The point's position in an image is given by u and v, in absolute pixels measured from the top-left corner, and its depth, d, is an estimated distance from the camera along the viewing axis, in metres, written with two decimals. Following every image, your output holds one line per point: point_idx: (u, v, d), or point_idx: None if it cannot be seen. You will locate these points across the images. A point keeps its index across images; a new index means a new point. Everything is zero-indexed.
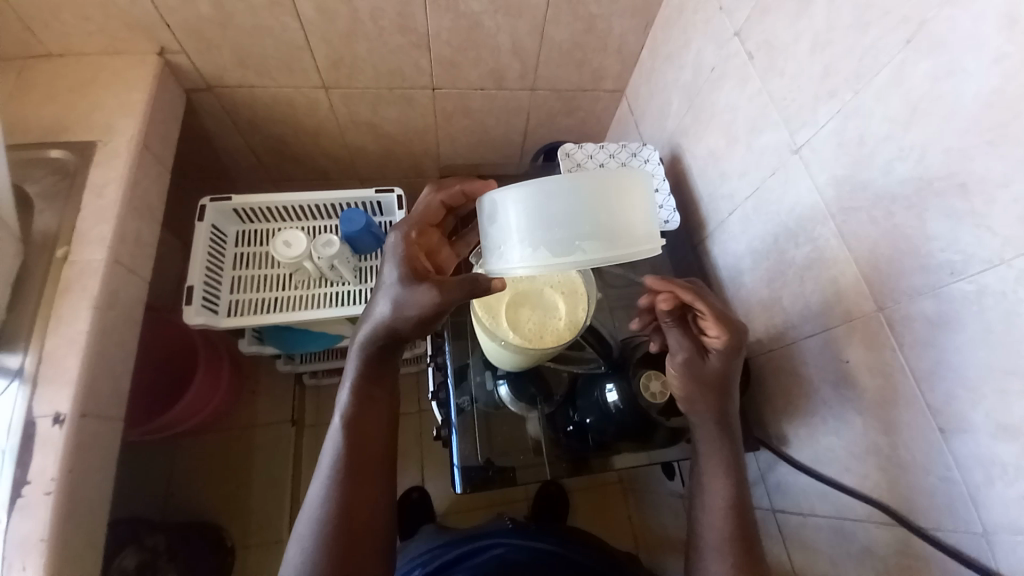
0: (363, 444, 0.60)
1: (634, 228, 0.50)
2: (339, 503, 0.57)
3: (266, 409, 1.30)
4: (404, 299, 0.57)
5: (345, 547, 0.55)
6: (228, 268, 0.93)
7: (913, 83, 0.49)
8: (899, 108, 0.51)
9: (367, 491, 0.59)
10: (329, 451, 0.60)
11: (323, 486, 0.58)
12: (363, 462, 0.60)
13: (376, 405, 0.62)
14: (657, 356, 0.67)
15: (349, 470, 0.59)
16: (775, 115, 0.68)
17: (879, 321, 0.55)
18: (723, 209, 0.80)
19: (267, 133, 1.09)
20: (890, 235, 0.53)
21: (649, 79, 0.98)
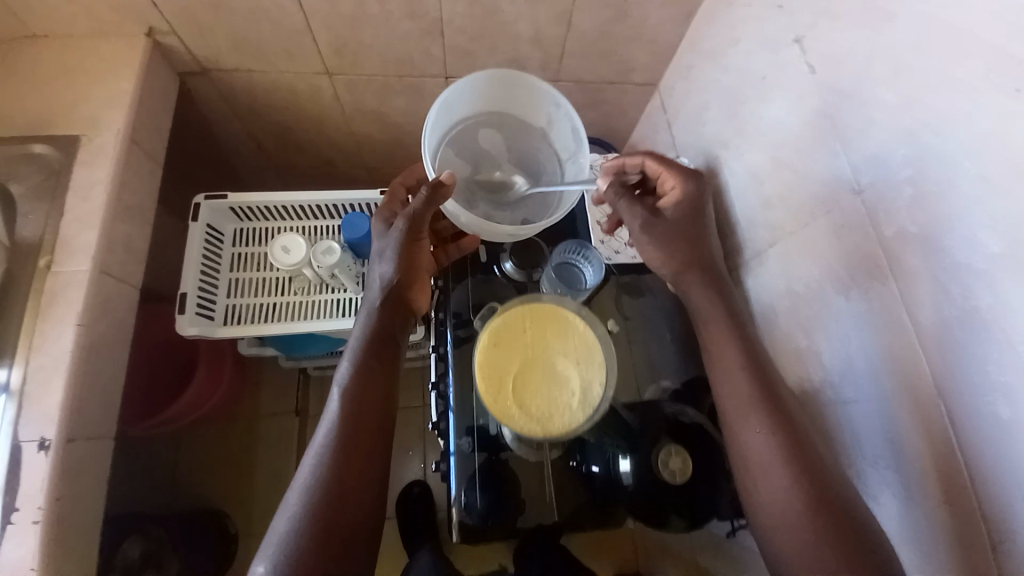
0: (360, 423, 0.58)
1: (515, 100, 0.73)
2: (329, 487, 0.55)
3: (271, 400, 1.30)
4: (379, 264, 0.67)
5: (331, 534, 0.53)
6: (225, 270, 0.88)
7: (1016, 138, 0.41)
8: (993, 165, 0.42)
9: (357, 472, 0.56)
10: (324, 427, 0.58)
11: (316, 465, 0.56)
12: (359, 444, 0.57)
13: (375, 385, 0.61)
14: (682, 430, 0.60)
15: (342, 452, 0.56)
16: (835, 144, 0.58)
17: (936, 410, 0.49)
18: (763, 240, 0.72)
19: (268, 119, 1.02)
20: (967, 314, 0.46)
21: (686, 76, 0.87)
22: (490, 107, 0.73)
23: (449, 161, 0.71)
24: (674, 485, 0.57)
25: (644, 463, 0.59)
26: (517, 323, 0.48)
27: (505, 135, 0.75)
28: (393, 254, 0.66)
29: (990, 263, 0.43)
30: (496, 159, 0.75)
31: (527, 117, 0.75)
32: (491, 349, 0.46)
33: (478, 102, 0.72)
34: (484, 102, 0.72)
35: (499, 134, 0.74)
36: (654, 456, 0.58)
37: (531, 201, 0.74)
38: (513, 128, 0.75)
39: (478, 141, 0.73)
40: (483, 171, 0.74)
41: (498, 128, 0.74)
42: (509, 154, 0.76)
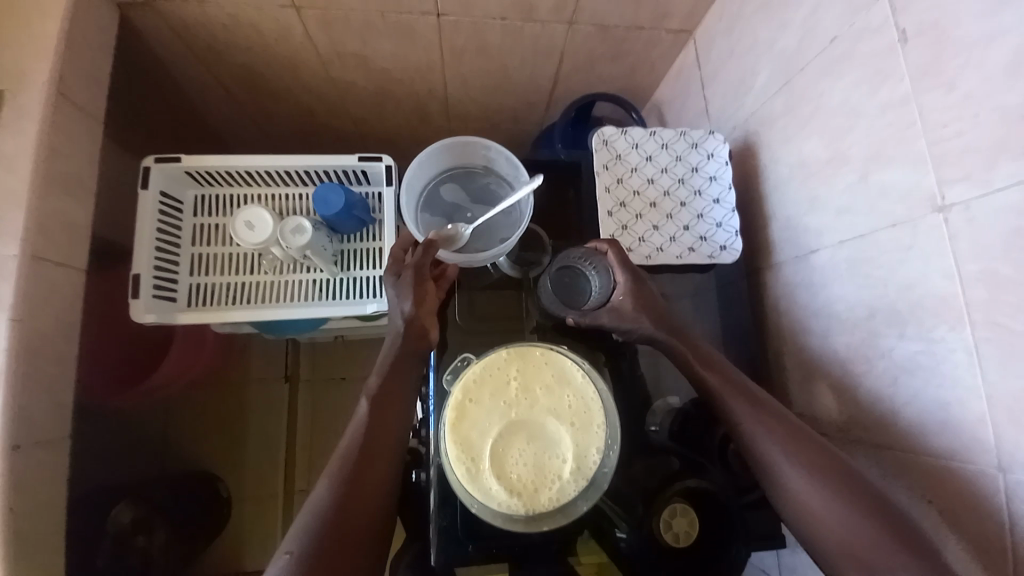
0: (368, 444, 0.52)
1: (455, 156, 0.68)
2: (335, 515, 0.47)
3: (260, 364, 1.26)
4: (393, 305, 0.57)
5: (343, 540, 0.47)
6: (186, 245, 0.78)
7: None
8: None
9: (365, 500, 0.49)
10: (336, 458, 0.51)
11: (322, 491, 0.49)
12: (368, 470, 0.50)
13: (393, 400, 0.54)
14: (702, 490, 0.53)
15: (348, 471, 0.50)
16: (921, 144, 0.45)
17: (994, 484, 0.42)
18: (802, 245, 0.61)
19: (230, 61, 0.86)
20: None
21: (730, 26, 0.71)
22: (437, 171, 0.69)
23: (426, 228, 0.65)
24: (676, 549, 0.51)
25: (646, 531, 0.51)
26: (500, 371, 0.39)
27: (460, 185, 0.69)
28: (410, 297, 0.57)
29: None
30: (462, 207, 0.68)
31: (467, 163, 0.69)
32: (465, 405, 0.38)
33: (426, 172, 0.68)
34: (431, 172, 0.68)
35: (457, 185, 0.69)
36: (655, 520, 0.51)
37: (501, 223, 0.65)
38: (466, 179, 0.70)
39: (439, 200, 0.68)
40: (456, 220, 0.67)
41: (453, 180, 0.69)
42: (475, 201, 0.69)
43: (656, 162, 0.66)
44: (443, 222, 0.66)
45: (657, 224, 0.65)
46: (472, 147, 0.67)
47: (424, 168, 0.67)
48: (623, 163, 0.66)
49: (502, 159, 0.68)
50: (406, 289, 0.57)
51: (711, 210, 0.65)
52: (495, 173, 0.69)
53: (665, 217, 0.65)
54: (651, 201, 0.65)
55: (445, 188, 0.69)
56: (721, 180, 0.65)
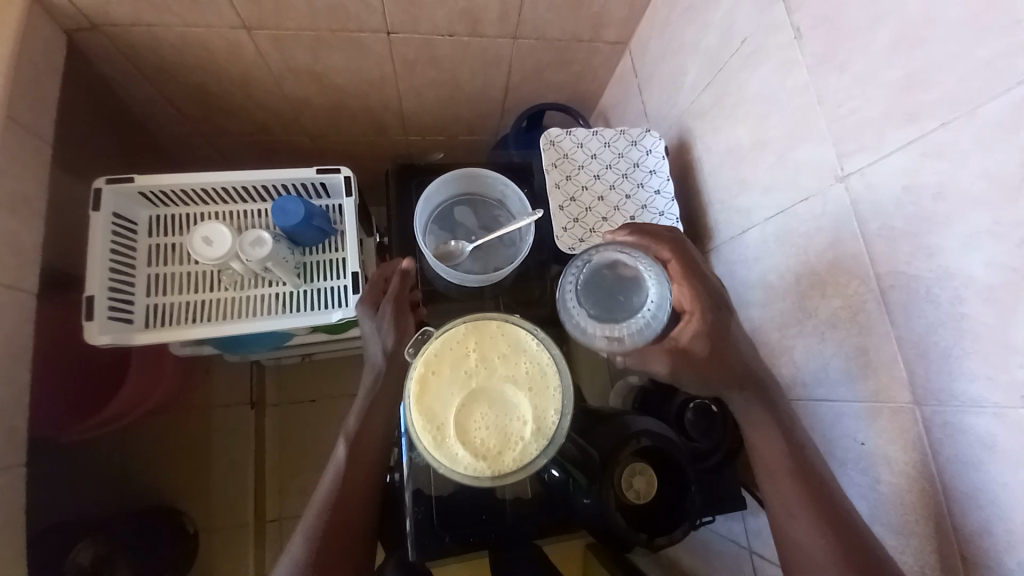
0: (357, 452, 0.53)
1: (479, 181, 0.67)
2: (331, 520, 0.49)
3: (223, 389, 1.23)
4: (375, 340, 0.59)
5: (333, 542, 0.48)
6: (141, 265, 0.77)
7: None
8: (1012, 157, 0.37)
9: (354, 500, 0.51)
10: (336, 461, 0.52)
11: (320, 496, 0.51)
12: (360, 477, 0.52)
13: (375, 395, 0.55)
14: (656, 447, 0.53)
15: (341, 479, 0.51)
16: (822, 122, 0.52)
17: (913, 417, 0.46)
18: (736, 225, 0.66)
19: (185, 80, 0.87)
20: (976, 320, 0.40)
21: (660, 34, 0.78)
22: (456, 190, 0.67)
23: (429, 245, 0.65)
24: (637, 506, 0.51)
25: (602, 498, 0.50)
26: (458, 344, 0.41)
27: (474, 211, 0.68)
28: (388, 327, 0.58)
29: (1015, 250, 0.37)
30: (468, 231, 0.67)
31: (486, 192, 0.68)
32: (427, 378, 0.40)
33: (448, 189, 0.67)
34: (452, 189, 0.67)
35: (470, 210, 0.68)
36: (618, 478, 0.50)
37: (497, 251, 0.67)
38: (480, 205, 0.68)
39: (452, 222, 0.67)
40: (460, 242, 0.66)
41: (468, 205, 0.68)
42: (481, 227, 0.68)
43: (601, 159, 0.71)
44: (445, 241, 0.66)
45: (605, 216, 0.69)
46: (500, 179, 0.66)
47: (446, 185, 0.66)
48: (570, 162, 0.70)
49: (519, 199, 0.68)
50: (388, 321, 0.59)
51: (653, 200, 0.69)
52: (508, 209, 0.68)
53: (612, 209, 0.69)
54: (599, 195, 0.70)
55: (458, 211, 0.68)
56: (660, 172, 0.70)
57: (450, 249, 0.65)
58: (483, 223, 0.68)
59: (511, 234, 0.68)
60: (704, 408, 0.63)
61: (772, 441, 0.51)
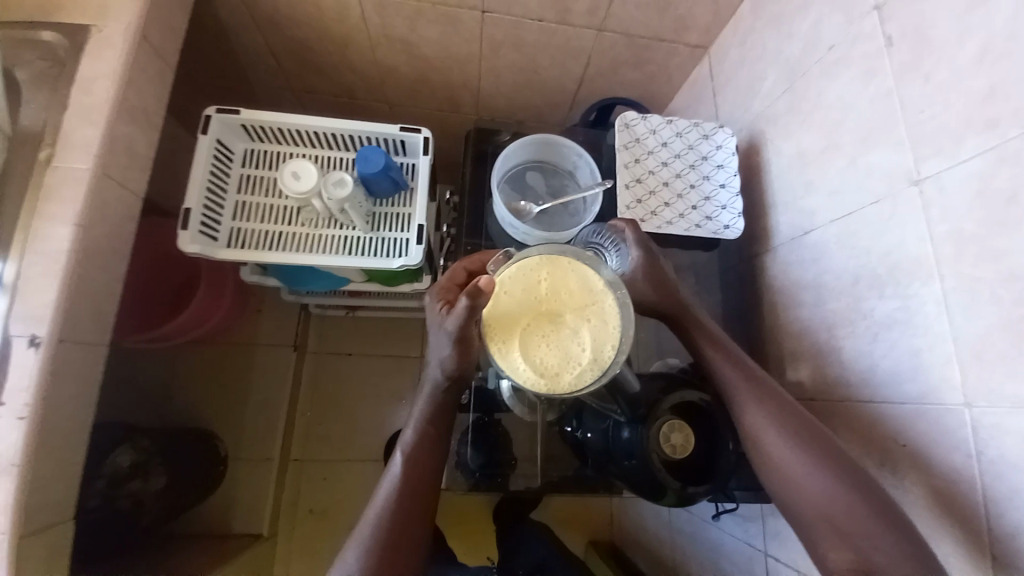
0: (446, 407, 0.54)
1: (554, 149, 0.72)
2: (415, 450, 0.52)
3: (270, 327, 1.28)
4: (436, 352, 0.50)
5: (412, 481, 0.51)
6: (232, 191, 0.84)
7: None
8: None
9: (430, 443, 0.53)
10: (425, 392, 0.54)
11: (410, 431, 0.53)
12: (441, 421, 0.54)
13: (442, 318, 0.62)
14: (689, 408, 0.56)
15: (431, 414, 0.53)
16: (900, 129, 0.54)
17: (961, 418, 0.46)
18: (799, 225, 0.68)
19: (289, 35, 0.92)
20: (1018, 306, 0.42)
21: (743, 40, 0.81)
22: (532, 156, 0.72)
23: (502, 198, 0.69)
24: (672, 463, 0.53)
25: (640, 439, 0.54)
26: (531, 273, 0.45)
27: (543, 176, 0.73)
28: (445, 354, 0.49)
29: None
30: (537, 194, 0.71)
31: (558, 163, 0.73)
32: (499, 296, 0.44)
33: (523, 154, 0.72)
34: (528, 154, 0.72)
35: (541, 176, 0.73)
36: (656, 430, 0.53)
37: (562, 217, 0.71)
38: (551, 174, 0.73)
39: (522, 184, 0.72)
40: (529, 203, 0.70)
41: (540, 172, 0.73)
42: (550, 195, 0.72)
43: (670, 148, 0.74)
44: (515, 199, 0.70)
45: (667, 200, 0.72)
46: (575, 150, 0.71)
47: (523, 148, 0.71)
48: (641, 145, 0.73)
49: (589, 170, 0.72)
50: (450, 345, 0.48)
51: (717, 193, 0.72)
52: (576, 179, 0.73)
53: (675, 196, 0.72)
54: (663, 180, 0.72)
55: (530, 174, 0.72)
56: (728, 167, 0.73)
57: (519, 207, 0.68)
58: (552, 189, 0.73)
59: (576, 204, 0.71)
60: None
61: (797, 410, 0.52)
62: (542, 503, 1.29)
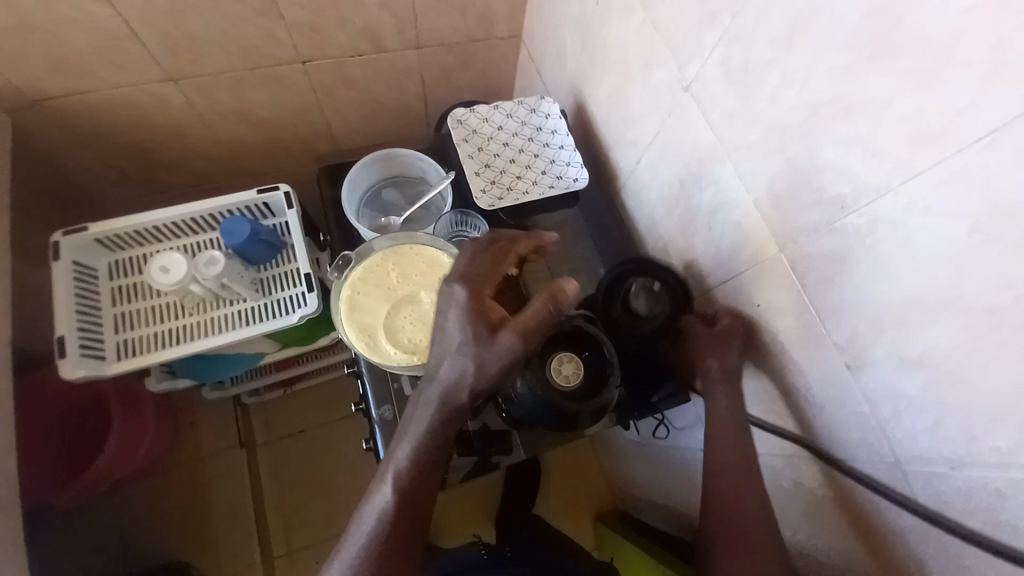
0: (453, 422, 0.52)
1: (397, 161, 0.77)
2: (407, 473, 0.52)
3: (211, 437, 1.22)
4: (453, 365, 0.50)
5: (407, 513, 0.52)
6: (107, 306, 0.82)
7: (852, 140, 0.44)
8: (798, 104, 0.47)
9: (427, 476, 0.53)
10: (431, 394, 0.52)
11: (403, 451, 0.52)
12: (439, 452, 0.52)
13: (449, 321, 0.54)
14: (567, 337, 0.63)
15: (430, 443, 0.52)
16: (664, 49, 0.62)
17: (783, 263, 0.55)
18: (631, 157, 0.75)
19: (123, 141, 0.91)
20: (809, 294, 0.53)
21: (541, 18, 0.89)
22: (381, 175, 0.77)
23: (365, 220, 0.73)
24: (567, 392, 0.61)
25: (536, 379, 0.61)
26: (380, 268, 0.56)
27: (400, 189, 0.78)
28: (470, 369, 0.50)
29: (837, 229, 0.47)
30: (397, 206, 0.76)
31: (408, 172, 0.78)
32: (355, 299, 0.55)
33: (370, 176, 0.77)
34: (377, 174, 0.77)
35: (397, 190, 0.78)
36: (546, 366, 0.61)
37: (426, 218, 0.76)
38: (405, 185, 0.78)
39: (381, 202, 0.77)
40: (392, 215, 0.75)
41: (395, 187, 0.78)
42: (409, 203, 0.77)
43: (506, 129, 0.80)
44: (379, 218, 0.75)
45: (519, 174, 0.77)
46: (414, 156, 0.77)
47: (367, 171, 0.75)
48: (479, 135, 0.79)
49: (436, 169, 0.77)
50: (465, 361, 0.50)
51: (559, 154, 0.79)
52: (429, 181, 0.78)
53: (524, 168, 0.78)
54: (509, 158, 0.78)
55: (385, 190, 0.77)
56: (561, 130, 0.80)
57: (383, 223, 0.73)
58: (410, 196, 0.78)
59: (435, 203, 0.77)
60: (647, 286, 0.69)
61: (709, 355, 0.63)
62: (541, 496, 1.26)
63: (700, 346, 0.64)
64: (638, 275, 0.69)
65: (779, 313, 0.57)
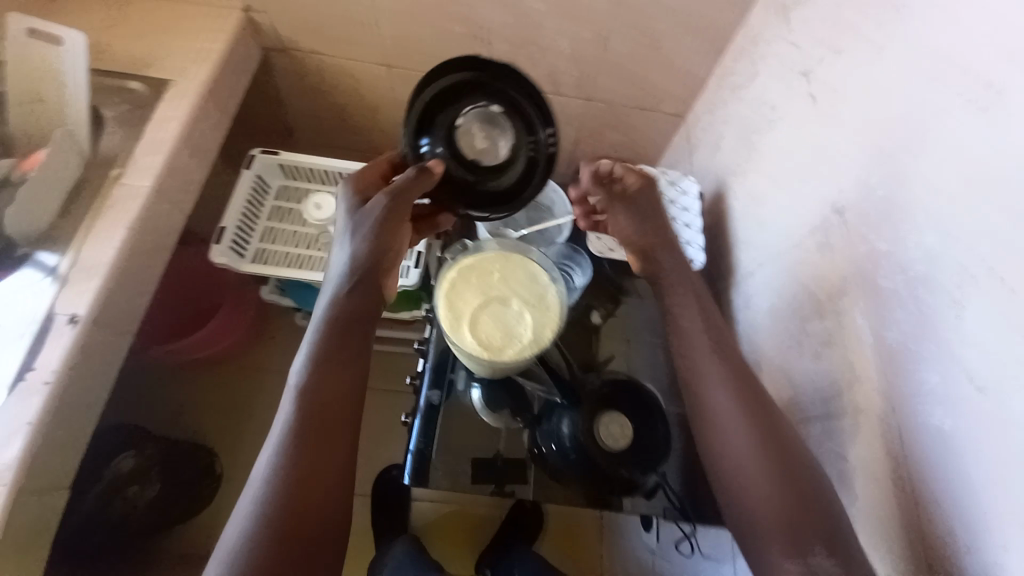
0: (351, 314, 0.56)
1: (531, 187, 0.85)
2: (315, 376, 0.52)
3: (279, 356, 1.31)
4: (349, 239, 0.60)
5: (317, 405, 0.51)
6: (263, 218, 0.97)
7: (1000, 316, 0.41)
8: (950, 259, 0.45)
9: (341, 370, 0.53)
10: (330, 279, 0.59)
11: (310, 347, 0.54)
12: (344, 336, 0.55)
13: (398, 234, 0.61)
14: (617, 398, 0.65)
15: (335, 334, 0.54)
16: (825, 170, 0.61)
17: (885, 423, 0.51)
18: (753, 260, 0.74)
19: (328, 99, 1.09)
20: (904, 464, 0.49)
21: (710, 108, 0.92)
22: None
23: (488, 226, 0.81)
24: (611, 452, 0.62)
25: (581, 427, 0.63)
26: (486, 264, 0.57)
27: (525, 210, 0.84)
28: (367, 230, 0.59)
29: (956, 401, 0.44)
30: (517, 222, 0.83)
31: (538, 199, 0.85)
32: (455, 280, 0.56)
33: None
34: None
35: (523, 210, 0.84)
36: (596, 420, 0.63)
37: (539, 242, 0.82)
38: (531, 209, 0.85)
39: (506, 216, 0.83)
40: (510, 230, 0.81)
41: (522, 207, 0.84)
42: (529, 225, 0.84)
43: None
44: (499, 227, 0.81)
45: None
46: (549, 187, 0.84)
47: None
48: None
49: (563, 205, 0.84)
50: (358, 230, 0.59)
51: (683, 231, 0.83)
52: (553, 213, 0.84)
53: None
54: None
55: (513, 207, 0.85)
56: (690, 210, 0.85)
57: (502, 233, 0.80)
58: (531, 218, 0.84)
59: (550, 232, 0.82)
60: (481, 110, 0.61)
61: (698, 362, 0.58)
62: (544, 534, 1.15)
63: (694, 336, 0.60)
64: (471, 98, 0.61)
65: (848, 462, 0.55)
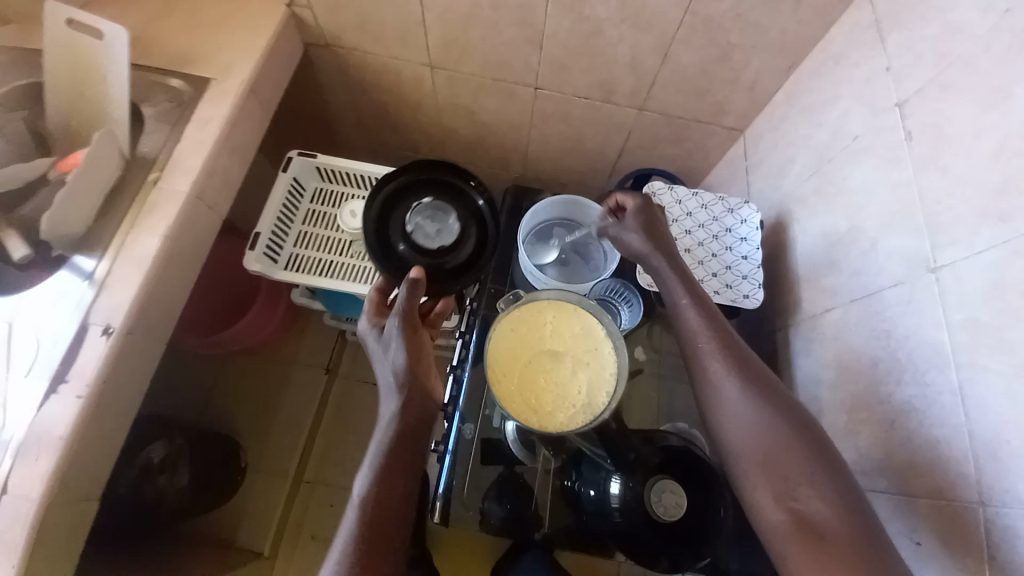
0: (410, 425, 0.58)
1: (576, 207, 0.78)
2: (377, 488, 0.54)
3: (308, 351, 1.35)
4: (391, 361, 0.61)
5: (374, 514, 0.53)
6: (298, 222, 0.95)
7: None
8: None
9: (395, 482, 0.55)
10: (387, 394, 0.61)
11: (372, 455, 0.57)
12: (400, 450, 0.57)
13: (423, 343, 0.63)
14: (671, 467, 0.61)
15: (393, 443, 0.57)
16: (919, 218, 0.55)
17: (977, 516, 0.46)
18: (821, 303, 0.68)
19: (367, 96, 1.05)
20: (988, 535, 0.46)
21: (777, 126, 0.85)
22: (558, 213, 0.79)
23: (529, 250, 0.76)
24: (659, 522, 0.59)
25: (632, 494, 0.60)
26: (538, 316, 0.58)
27: (569, 233, 0.79)
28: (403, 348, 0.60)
29: None
30: (560, 247, 0.78)
31: (583, 221, 0.80)
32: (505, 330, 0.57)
33: (550, 211, 0.79)
34: (555, 211, 0.79)
35: (567, 232, 0.79)
36: (648, 488, 0.59)
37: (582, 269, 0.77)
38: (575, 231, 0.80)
39: (548, 238, 0.79)
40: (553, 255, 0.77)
41: (566, 229, 0.79)
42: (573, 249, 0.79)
43: (694, 218, 0.79)
44: (541, 252, 0.77)
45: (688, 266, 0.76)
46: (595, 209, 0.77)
47: (549, 207, 0.78)
48: (666, 213, 0.79)
49: None
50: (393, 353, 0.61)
51: (740, 263, 0.75)
52: None
53: (696, 263, 0.76)
54: (684, 247, 0.77)
55: (555, 228, 0.79)
56: (751, 241, 0.76)
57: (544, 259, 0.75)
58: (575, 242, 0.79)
59: (596, 259, 0.77)
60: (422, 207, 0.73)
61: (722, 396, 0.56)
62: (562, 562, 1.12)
63: (710, 358, 0.58)
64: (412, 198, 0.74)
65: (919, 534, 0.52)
